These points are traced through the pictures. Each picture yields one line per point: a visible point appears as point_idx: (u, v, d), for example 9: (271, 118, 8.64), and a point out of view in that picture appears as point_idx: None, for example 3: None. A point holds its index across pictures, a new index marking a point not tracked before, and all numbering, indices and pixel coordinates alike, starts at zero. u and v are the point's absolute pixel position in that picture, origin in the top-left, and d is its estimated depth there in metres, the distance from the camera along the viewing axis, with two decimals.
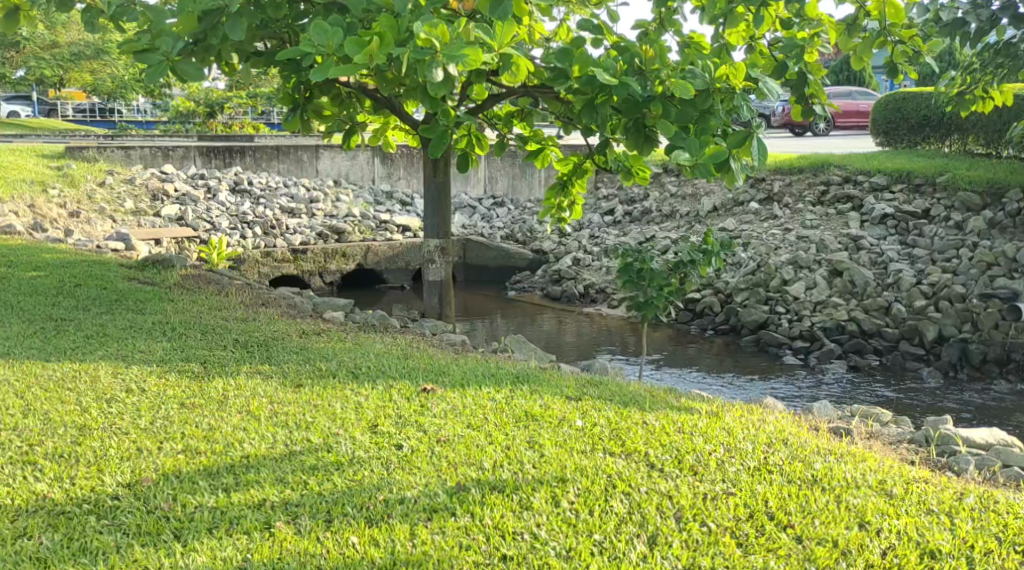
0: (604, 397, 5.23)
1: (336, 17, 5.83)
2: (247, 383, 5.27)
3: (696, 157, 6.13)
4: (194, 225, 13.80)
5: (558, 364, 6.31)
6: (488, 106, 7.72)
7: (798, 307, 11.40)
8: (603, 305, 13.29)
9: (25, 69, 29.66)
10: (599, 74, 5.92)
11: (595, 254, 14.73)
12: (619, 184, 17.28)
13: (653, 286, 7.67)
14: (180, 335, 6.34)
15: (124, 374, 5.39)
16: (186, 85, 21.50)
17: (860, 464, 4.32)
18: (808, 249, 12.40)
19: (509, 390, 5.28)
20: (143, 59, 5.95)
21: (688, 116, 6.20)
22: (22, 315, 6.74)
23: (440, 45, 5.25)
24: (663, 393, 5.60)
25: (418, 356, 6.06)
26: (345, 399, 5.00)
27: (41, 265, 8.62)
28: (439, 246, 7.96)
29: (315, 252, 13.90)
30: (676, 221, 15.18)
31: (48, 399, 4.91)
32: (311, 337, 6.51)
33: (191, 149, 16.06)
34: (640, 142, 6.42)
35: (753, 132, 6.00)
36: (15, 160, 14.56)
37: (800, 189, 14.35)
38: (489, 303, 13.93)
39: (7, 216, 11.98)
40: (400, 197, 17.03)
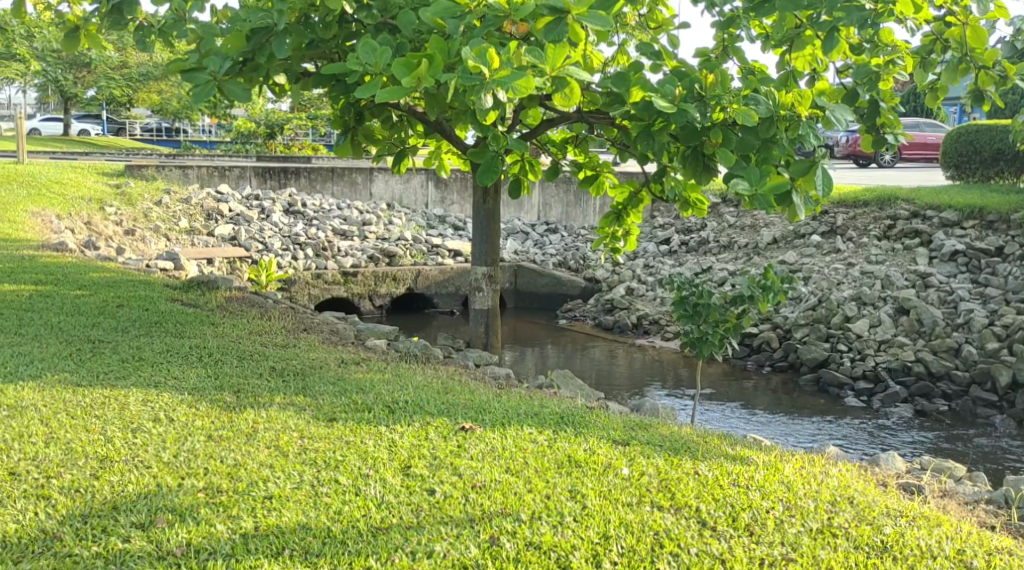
0: (654, 442, 4.92)
1: (385, 37, 5.63)
2: (279, 415, 5.04)
3: (754, 188, 5.80)
4: (247, 246, 13.74)
5: (606, 404, 6.01)
6: (541, 131, 7.45)
7: (861, 346, 10.99)
8: (657, 337, 12.91)
9: (96, 87, 30.32)
10: (657, 101, 5.64)
11: (650, 284, 14.40)
12: (676, 213, 16.95)
13: (708, 321, 7.33)
14: (217, 361, 6.15)
15: (154, 402, 5.19)
16: (248, 105, 21.66)
17: (933, 530, 3.97)
18: (873, 285, 11.97)
19: (554, 432, 4.99)
20: (189, 78, 5.74)
21: (750, 146, 5.93)
22: (60, 335, 6.61)
23: (489, 71, 5.01)
24: (717, 439, 5.25)
25: (459, 391, 5.79)
26: (379, 436, 4.76)
27: (87, 283, 8.53)
28: (487, 274, 7.71)
29: (366, 275, 13.76)
30: (734, 253, 14.77)
31: (73, 427, 4.72)
32: (350, 366, 6.28)
33: (247, 169, 16.06)
34: (699, 171, 6.19)
35: (817, 160, 5.69)
36: (75, 177, 14.65)
37: (865, 223, 13.87)
38: (539, 331, 13.65)
39: (62, 232, 12.02)
40: (453, 222, 16.85)
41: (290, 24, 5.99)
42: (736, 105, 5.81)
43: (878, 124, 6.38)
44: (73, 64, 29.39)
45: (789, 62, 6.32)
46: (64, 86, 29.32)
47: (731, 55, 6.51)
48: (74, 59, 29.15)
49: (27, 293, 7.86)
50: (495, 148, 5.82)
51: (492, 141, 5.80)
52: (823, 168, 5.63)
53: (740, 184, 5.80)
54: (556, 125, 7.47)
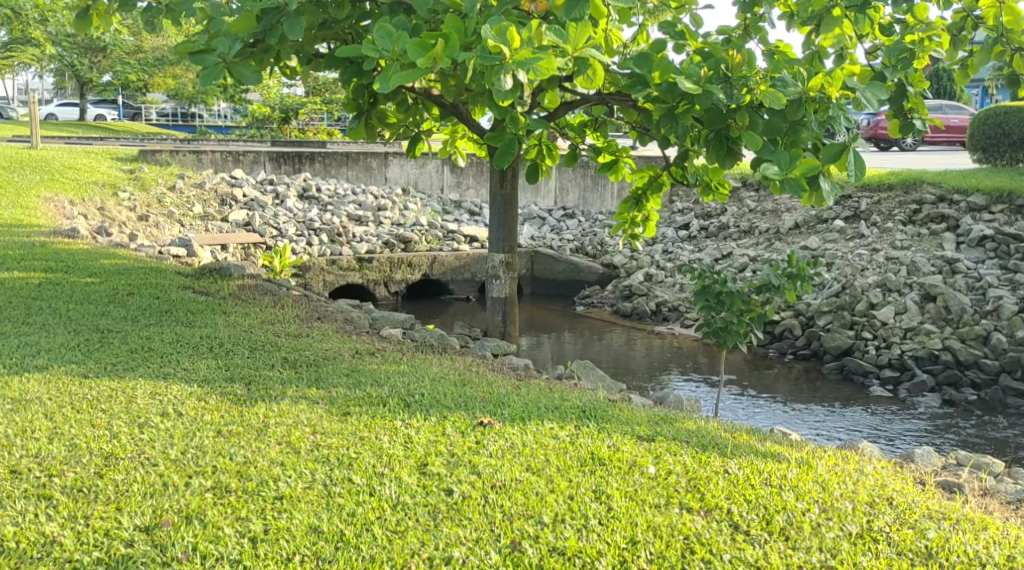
0: (680, 438, 4.71)
1: (399, 19, 5.43)
2: (293, 409, 4.87)
3: (785, 171, 5.58)
4: (261, 231, 13.58)
5: (629, 396, 5.82)
6: (560, 114, 7.21)
7: (886, 333, 10.76)
8: (676, 324, 12.69)
9: (112, 72, 30.24)
10: (681, 82, 5.45)
11: (669, 270, 14.17)
12: (695, 198, 16.70)
13: (732, 311, 7.10)
14: (228, 352, 5.98)
15: (163, 395, 5.01)
16: (264, 89, 21.48)
17: (979, 534, 3.77)
18: (898, 271, 11.72)
19: (575, 427, 4.81)
20: (199, 61, 5.55)
21: (777, 128, 5.71)
22: (69, 325, 6.46)
23: (509, 51, 4.82)
24: (746, 434, 5.03)
25: (476, 383, 5.60)
26: (395, 432, 4.58)
27: (97, 270, 8.36)
28: (505, 261, 7.51)
29: (381, 261, 13.59)
30: (755, 238, 14.52)
31: (78, 422, 4.55)
32: (365, 357, 6.10)
33: (262, 154, 15.89)
34: (723, 155, 5.98)
35: (848, 144, 5.51)
36: (88, 162, 14.51)
37: (889, 208, 13.58)
38: (556, 317, 13.45)
39: (75, 218, 11.88)
40: (469, 207, 16.64)
41: (301, 4, 5.78)
42: (763, 86, 5.62)
43: (906, 108, 6.15)
44: (88, 48, 29.28)
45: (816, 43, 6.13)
46: (79, 71, 29.24)
47: (753, 35, 6.30)
48: (90, 44, 29.04)
49: (37, 281, 7.71)
50: (513, 130, 5.67)
51: (510, 124, 5.67)
52: (855, 152, 5.47)
53: (769, 169, 5.58)
54: (574, 108, 7.24)
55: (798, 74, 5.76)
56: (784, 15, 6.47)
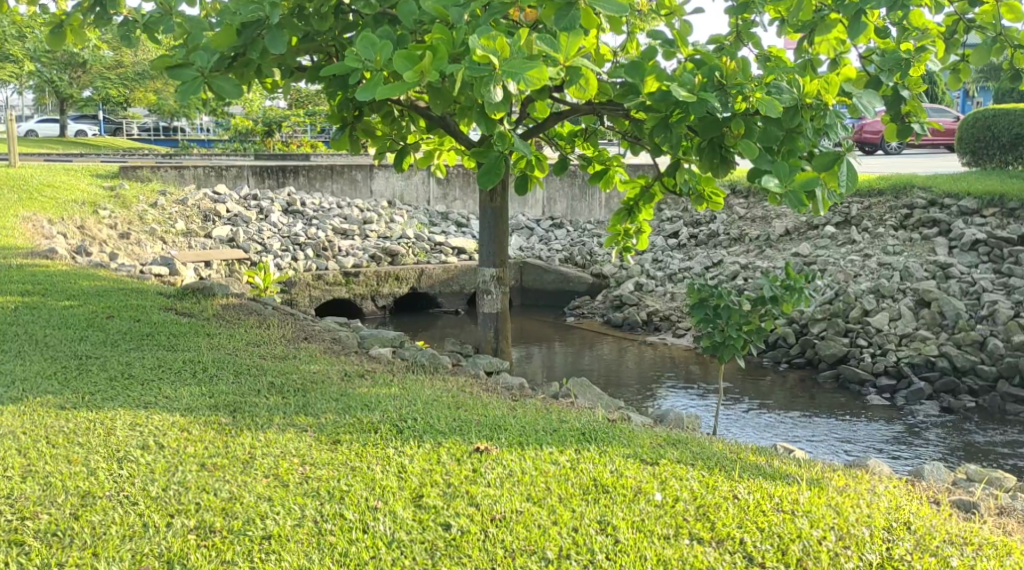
0: (685, 461, 4.52)
1: (384, 30, 5.25)
2: (281, 438, 4.66)
3: (786, 184, 5.41)
4: (246, 247, 13.35)
5: (627, 415, 5.64)
6: (548, 125, 6.99)
7: (881, 340, 10.62)
8: (668, 334, 12.52)
9: (92, 88, 29.97)
10: (675, 90, 5.29)
11: (659, 279, 14.03)
12: (684, 206, 16.56)
13: (730, 323, 6.93)
14: (212, 377, 5.77)
15: (144, 425, 4.80)
16: (246, 102, 21.24)
17: (1003, 561, 3.72)
18: (891, 276, 11.60)
19: (576, 451, 4.62)
20: (177, 75, 5.35)
21: (773, 136, 5.57)
22: (46, 352, 6.23)
23: (499, 62, 4.65)
24: (753, 454, 4.82)
25: (470, 405, 5.41)
26: (387, 461, 4.39)
27: (76, 292, 8.13)
28: (496, 276, 7.33)
29: (367, 275, 13.40)
30: (745, 245, 14.39)
31: (54, 458, 4.33)
32: (354, 380, 5.88)
33: (245, 169, 15.65)
34: (716, 164, 5.81)
35: (843, 153, 5.34)
36: (68, 180, 14.24)
37: (880, 212, 13.46)
38: (547, 329, 13.28)
39: (54, 237, 11.64)
40: (455, 218, 16.44)
41: (282, 16, 5.58)
42: (759, 94, 5.45)
43: (903, 112, 6.04)
44: (69, 64, 29.00)
45: (810, 50, 6.00)
46: (59, 87, 28.98)
47: (746, 42, 6.15)
48: (69, 59, 28.77)
49: (13, 306, 7.48)
50: (499, 148, 5.42)
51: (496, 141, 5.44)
52: (848, 161, 5.32)
53: (769, 181, 5.41)
54: (564, 119, 7.02)
55: (794, 80, 5.62)
56: (776, 21, 6.32)
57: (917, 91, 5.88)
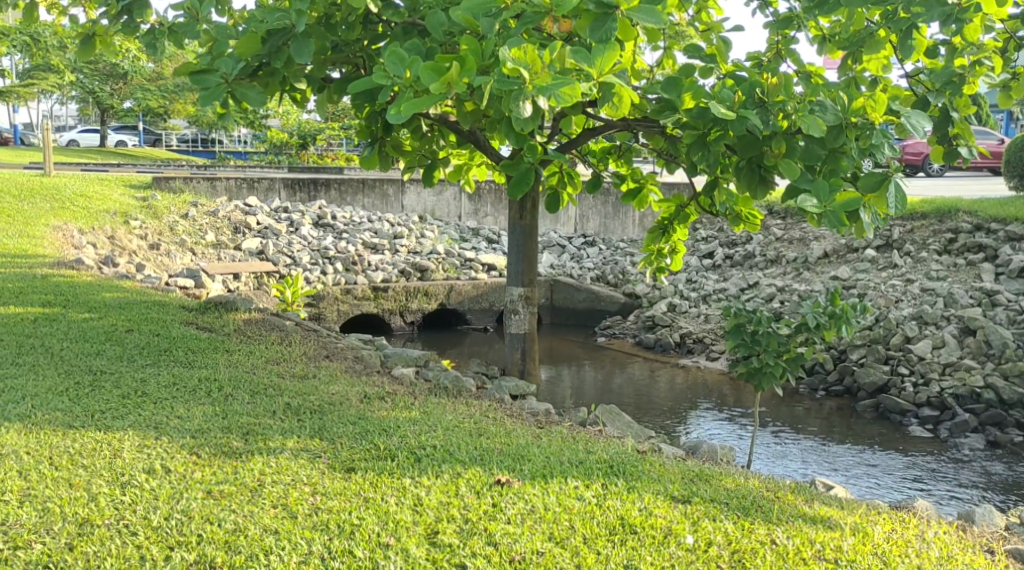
0: (719, 500, 4.25)
1: (412, 42, 5.05)
2: (292, 465, 4.44)
3: (824, 204, 5.12)
4: (275, 260, 13.21)
5: (657, 447, 5.37)
6: (580, 141, 6.80)
7: (924, 368, 10.26)
8: (701, 357, 12.20)
9: (132, 100, 30.18)
10: (714, 107, 5.05)
11: (693, 300, 13.72)
12: (720, 226, 16.26)
13: (768, 350, 6.64)
14: (226, 397, 5.57)
15: (152, 448, 4.60)
16: (282, 114, 21.21)
17: None
18: (934, 303, 11.25)
19: (603, 485, 4.37)
20: (200, 81, 5.17)
21: (815, 155, 5.30)
22: (60, 366, 6.06)
23: (530, 75, 4.45)
24: (793, 495, 4.53)
25: (493, 433, 5.16)
26: (403, 492, 4.16)
27: (97, 304, 7.99)
28: (524, 295, 7.09)
29: (397, 291, 13.22)
30: (782, 267, 14.06)
31: (54, 482, 4.14)
32: (374, 403, 5.65)
33: (277, 181, 15.54)
34: (754, 184, 5.57)
35: (890, 174, 5.12)
36: (101, 190, 14.19)
37: (923, 236, 13.08)
38: (577, 348, 13.01)
39: (83, 247, 11.56)
40: (486, 235, 16.23)
41: (309, 25, 5.39)
42: (801, 112, 5.23)
43: (951, 134, 5.71)
44: (110, 75, 29.25)
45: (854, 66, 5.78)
46: (100, 97, 29.24)
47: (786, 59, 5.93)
48: (110, 70, 29.05)
49: (32, 317, 7.34)
50: (530, 160, 5.31)
51: (528, 153, 5.28)
52: (897, 182, 5.07)
53: (807, 201, 5.12)
54: (597, 136, 6.82)
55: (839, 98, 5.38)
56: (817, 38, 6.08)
57: (964, 112, 5.58)
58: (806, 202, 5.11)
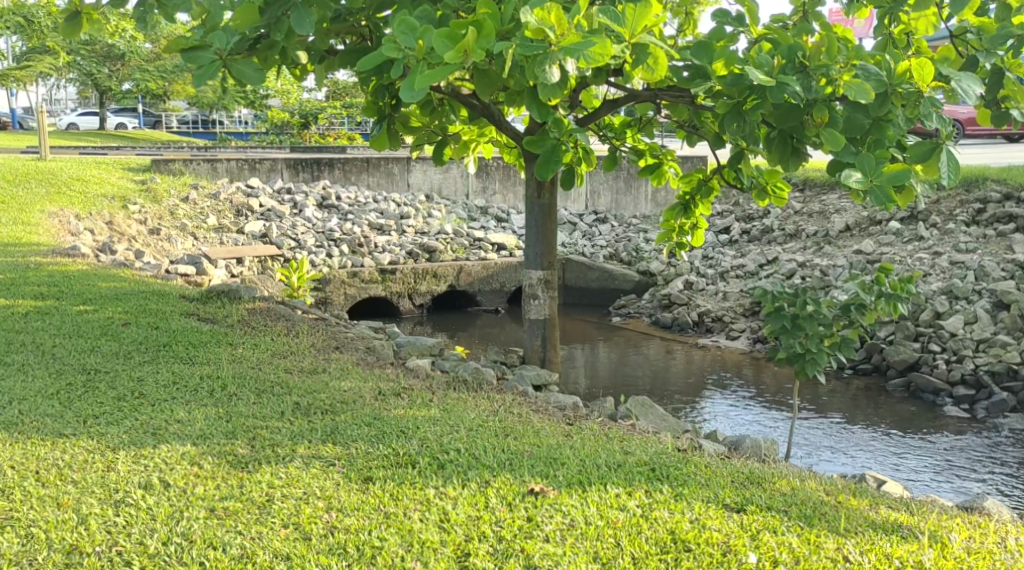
0: (777, 507, 3.88)
1: (422, 9, 4.56)
2: (304, 475, 4.04)
3: (869, 178, 4.66)
4: (279, 243, 12.79)
5: (698, 445, 4.98)
6: (602, 113, 6.40)
7: (956, 345, 9.84)
8: (721, 336, 11.77)
9: (132, 81, 29.71)
10: (751, 73, 4.60)
11: (710, 277, 13.30)
12: (736, 200, 15.81)
13: (810, 336, 6.21)
14: (230, 397, 5.15)
15: (149, 457, 4.20)
16: (282, 92, 20.71)
17: None
18: (965, 276, 10.82)
19: (647, 492, 3.98)
20: (193, 58, 4.66)
21: (859, 125, 4.82)
22: (51, 365, 5.65)
23: (555, 37, 4.01)
24: (858, 500, 4.08)
25: (519, 433, 4.75)
26: (427, 506, 3.78)
27: (93, 296, 7.57)
28: (543, 279, 6.67)
29: (405, 273, 12.80)
30: (802, 242, 13.61)
31: (40, 501, 3.75)
32: (389, 400, 5.23)
33: (279, 161, 15.05)
34: (786, 157, 5.17)
35: (940, 142, 4.67)
36: (98, 173, 13.72)
37: (950, 207, 12.63)
38: (590, 328, 12.60)
39: (80, 234, 11.14)
40: (495, 213, 15.79)
41: None
42: (846, 77, 4.73)
43: (1001, 97, 5.14)
44: (108, 56, 28.74)
45: (890, 27, 5.40)
46: (98, 80, 28.79)
47: (814, 21, 5.52)
48: (108, 51, 28.56)
49: (24, 311, 6.92)
50: (555, 135, 4.92)
51: (552, 128, 4.92)
52: (949, 151, 4.62)
53: (851, 176, 4.66)
54: (619, 108, 6.39)
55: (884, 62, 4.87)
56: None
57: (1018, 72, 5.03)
58: (851, 178, 4.67)
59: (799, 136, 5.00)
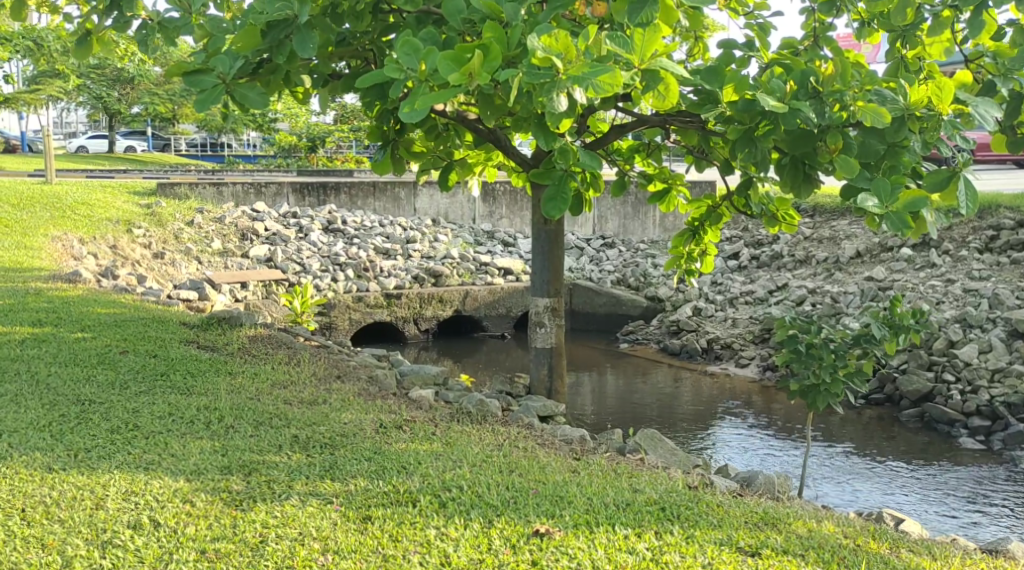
0: (794, 551, 3.73)
1: (428, 31, 4.45)
2: (300, 515, 3.88)
3: (885, 206, 4.43)
4: (284, 267, 12.67)
5: (710, 481, 4.81)
6: (608, 140, 6.25)
7: (971, 375, 9.64)
8: (730, 363, 11.59)
9: (141, 105, 29.74)
10: (762, 99, 4.47)
11: (719, 303, 13.14)
12: (745, 226, 15.67)
13: (824, 366, 6.01)
14: (226, 430, 5.01)
15: (140, 494, 4.06)
16: (290, 116, 20.68)
17: None
18: (979, 304, 10.65)
19: (658, 534, 3.82)
20: (195, 82, 4.51)
21: (873, 151, 4.68)
22: (45, 395, 5.51)
23: (563, 64, 3.89)
24: (878, 544, 3.92)
25: (525, 468, 4.59)
26: (427, 548, 3.63)
27: (91, 323, 7.44)
28: (550, 307, 6.52)
29: (410, 298, 12.67)
30: (812, 268, 13.45)
31: (24, 543, 3.63)
32: (390, 433, 5.07)
33: (284, 185, 14.96)
34: (798, 183, 4.99)
35: (958, 170, 4.45)
36: (103, 196, 13.64)
37: (963, 234, 12.48)
38: (598, 355, 12.43)
39: (83, 258, 11.04)
40: (502, 238, 15.67)
41: (314, 16, 4.81)
42: (860, 102, 4.59)
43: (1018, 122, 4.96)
44: (118, 80, 28.81)
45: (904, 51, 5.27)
46: (108, 103, 28.84)
47: (825, 45, 5.40)
48: (118, 75, 28.63)
49: (20, 339, 6.79)
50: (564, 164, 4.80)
51: (559, 158, 4.71)
52: (967, 179, 4.39)
53: (867, 201, 4.41)
54: (627, 133, 6.28)
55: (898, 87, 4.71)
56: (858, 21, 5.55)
57: None
58: (866, 204, 4.43)
59: (811, 162, 4.86)
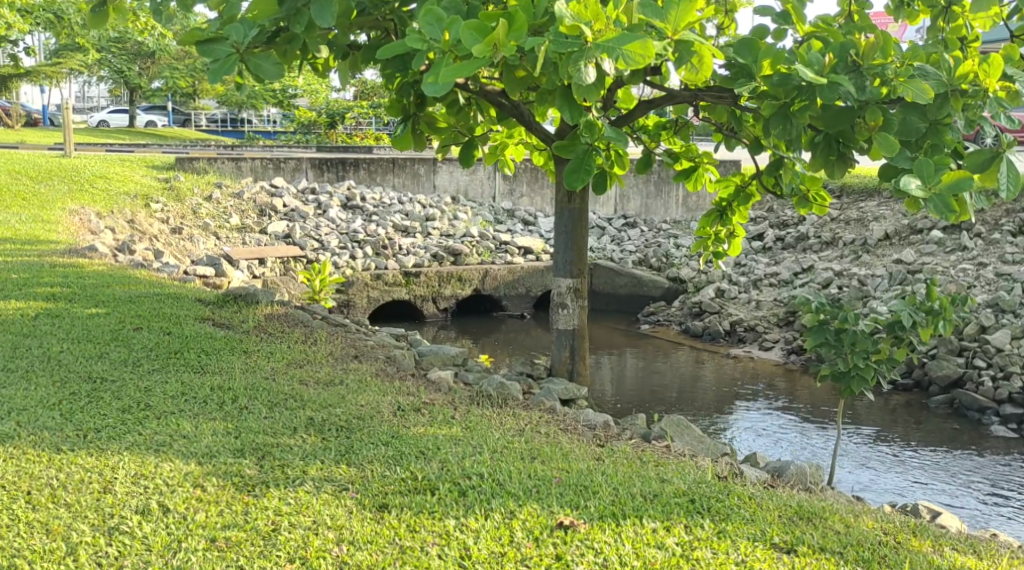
0: (832, 548, 3.57)
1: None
2: (314, 502, 3.73)
3: (928, 186, 4.19)
4: (302, 244, 12.52)
5: (740, 470, 4.65)
6: (636, 115, 6.01)
7: (1003, 361, 9.40)
8: (754, 346, 11.36)
9: (161, 79, 29.60)
10: (801, 71, 4.16)
11: (743, 285, 12.91)
12: (770, 206, 15.41)
13: (856, 352, 5.78)
14: (240, 410, 4.86)
15: (148, 477, 3.91)
16: (310, 90, 20.49)
17: None
18: (1012, 288, 10.41)
19: (686, 527, 3.66)
20: (208, 52, 4.33)
21: (914, 129, 4.45)
22: (56, 372, 5.38)
23: (592, 33, 3.68)
24: (921, 542, 3.74)
25: (549, 455, 4.42)
26: (446, 540, 3.48)
27: (106, 299, 7.30)
28: (573, 288, 6.34)
29: (429, 276, 12.51)
30: (839, 250, 13.20)
31: (28, 527, 3.50)
32: (409, 416, 4.92)
33: (304, 161, 14.78)
34: (830, 163, 4.73)
35: (1002, 151, 4.22)
36: (121, 170, 13.51)
37: (995, 216, 12.21)
38: (617, 336, 12.24)
39: (100, 232, 10.92)
40: (522, 216, 15.49)
41: None
42: (903, 77, 4.33)
43: None
44: (138, 53, 28.69)
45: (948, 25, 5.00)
46: (129, 77, 28.70)
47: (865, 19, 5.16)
48: (139, 50, 28.48)
49: (33, 314, 6.66)
50: (588, 140, 4.57)
51: (585, 132, 4.54)
52: (1011, 160, 4.16)
53: (908, 182, 4.18)
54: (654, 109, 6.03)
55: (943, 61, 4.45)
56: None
57: None
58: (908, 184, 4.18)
59: (848, 140, 4.60)
